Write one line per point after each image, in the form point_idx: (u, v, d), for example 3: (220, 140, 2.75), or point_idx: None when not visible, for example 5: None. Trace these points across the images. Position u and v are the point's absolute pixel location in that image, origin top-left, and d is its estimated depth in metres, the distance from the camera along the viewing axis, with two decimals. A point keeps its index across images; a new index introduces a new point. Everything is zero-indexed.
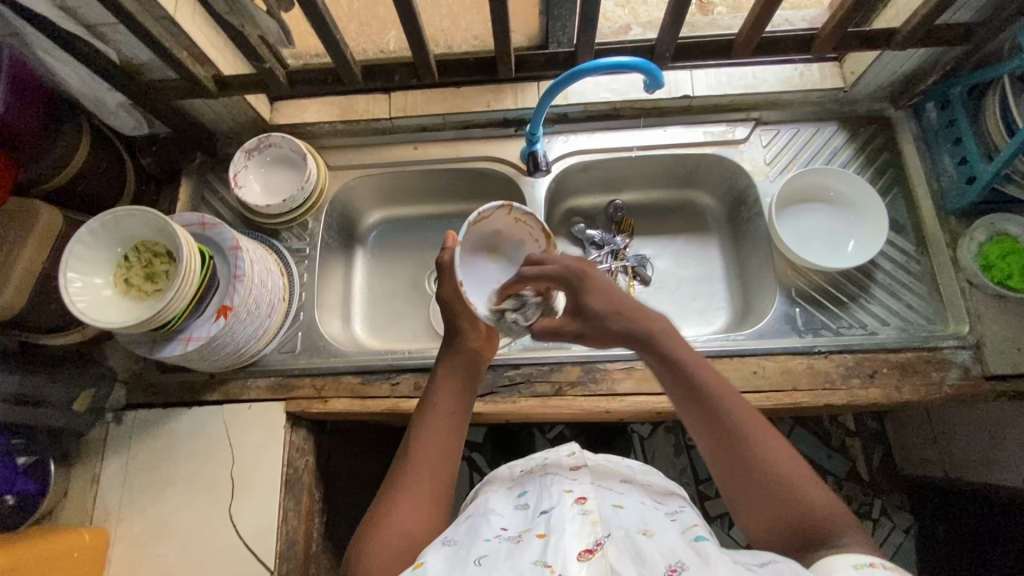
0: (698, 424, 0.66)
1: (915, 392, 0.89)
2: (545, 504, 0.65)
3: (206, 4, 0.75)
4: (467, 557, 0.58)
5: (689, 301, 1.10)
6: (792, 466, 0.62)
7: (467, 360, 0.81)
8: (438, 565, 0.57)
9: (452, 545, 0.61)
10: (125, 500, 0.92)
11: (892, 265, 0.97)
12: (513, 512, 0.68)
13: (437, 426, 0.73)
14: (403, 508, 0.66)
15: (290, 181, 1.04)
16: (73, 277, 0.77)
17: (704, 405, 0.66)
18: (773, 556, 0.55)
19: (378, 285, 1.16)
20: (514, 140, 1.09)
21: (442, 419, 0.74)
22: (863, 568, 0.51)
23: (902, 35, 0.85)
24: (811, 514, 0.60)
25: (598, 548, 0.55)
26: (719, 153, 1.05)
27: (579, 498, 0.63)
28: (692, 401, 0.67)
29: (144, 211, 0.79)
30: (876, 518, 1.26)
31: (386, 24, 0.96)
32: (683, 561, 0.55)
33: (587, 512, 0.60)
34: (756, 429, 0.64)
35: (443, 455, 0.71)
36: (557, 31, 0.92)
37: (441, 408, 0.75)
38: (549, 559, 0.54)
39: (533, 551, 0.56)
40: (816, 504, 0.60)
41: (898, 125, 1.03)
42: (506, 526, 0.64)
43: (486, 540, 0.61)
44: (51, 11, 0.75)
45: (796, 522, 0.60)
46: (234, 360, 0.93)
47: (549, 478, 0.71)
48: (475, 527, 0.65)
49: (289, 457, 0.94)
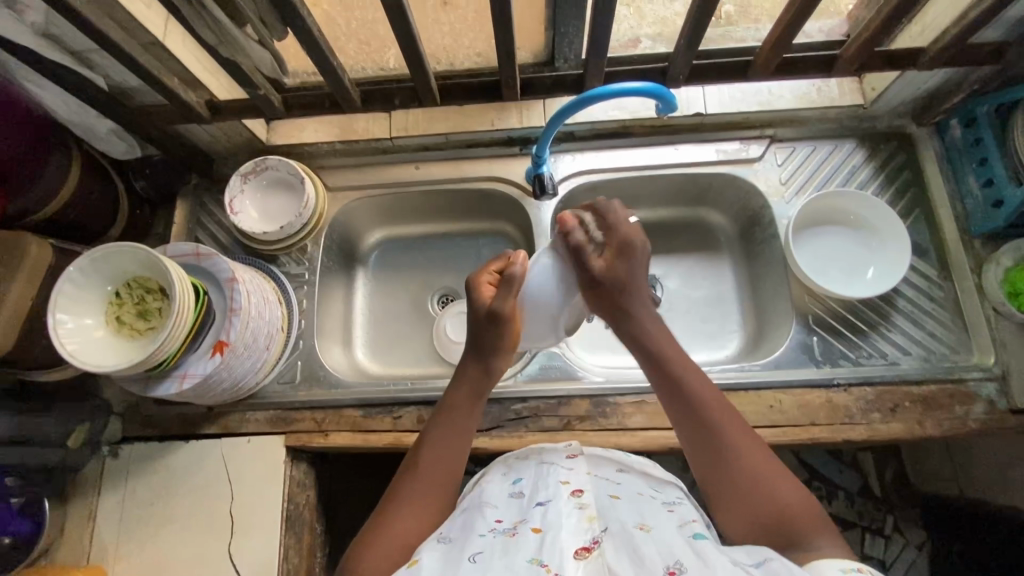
0: (685, 427, 0.69)
1: (938, 426, 0.86)
2: (541, 495, 0.64)
3: (195, 35, 0.70)
4: (461, 555, 0.56)
5: (701, 323, 1.06)
6: (768, 468, 0.65)
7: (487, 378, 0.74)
8: (434, 564, 0.56)
9: (448, 542, 0.60)
10: (122, 536, 0.90)
11: (914, 291, 0.93)
12: (508, 499, 0.67)
13: (446, 444, 0.71)
14: (406, 519, 0.66)
15: (287, 207, 1.00)
16: (64, 317, 0.73)
17: (685, 406, 0.69)
18: (767, 556, 0.55)
19: (379, 307, 1.13)
20: (519, 159, 1.05)
21: (450, 437, 0.71)
22: (850, 571, 0.54)
23: (929, 55, 0.80)
24: (778, 511, 0.63)
25: (595, 546, 0.55)
26: (732, 172, 1.01)
27: (575, 490, 0.63)
28: (675, 405, 0.70)
29: (135, 249, 0.75)
30: (888, 535, 1.22)
31: (385, 43, 0.91)
32: (682, 561, 0.53)
33: (584, 506, 0.60)
34: (730, 426, 0.67)
35: (451, 468, 0.70)
36: (566, 48, 0.87)
37: (450, 422, 0.72)
38: (546, 558, 0.53)
39: (529, 546, 0.55)
40: (792, 507, 0.63)
41: (920, 142, 0.99)
42: (501, 518, 0.63)
43: (481, 535, 0.60)
44: (33, 40, 0.71)
45: (771, 522, 0.63)
46: (231, 394, 0.90)
47: (546, 467, 0.70)
48: (470, 519, 0.64)
49: (289, 493, 0.91)
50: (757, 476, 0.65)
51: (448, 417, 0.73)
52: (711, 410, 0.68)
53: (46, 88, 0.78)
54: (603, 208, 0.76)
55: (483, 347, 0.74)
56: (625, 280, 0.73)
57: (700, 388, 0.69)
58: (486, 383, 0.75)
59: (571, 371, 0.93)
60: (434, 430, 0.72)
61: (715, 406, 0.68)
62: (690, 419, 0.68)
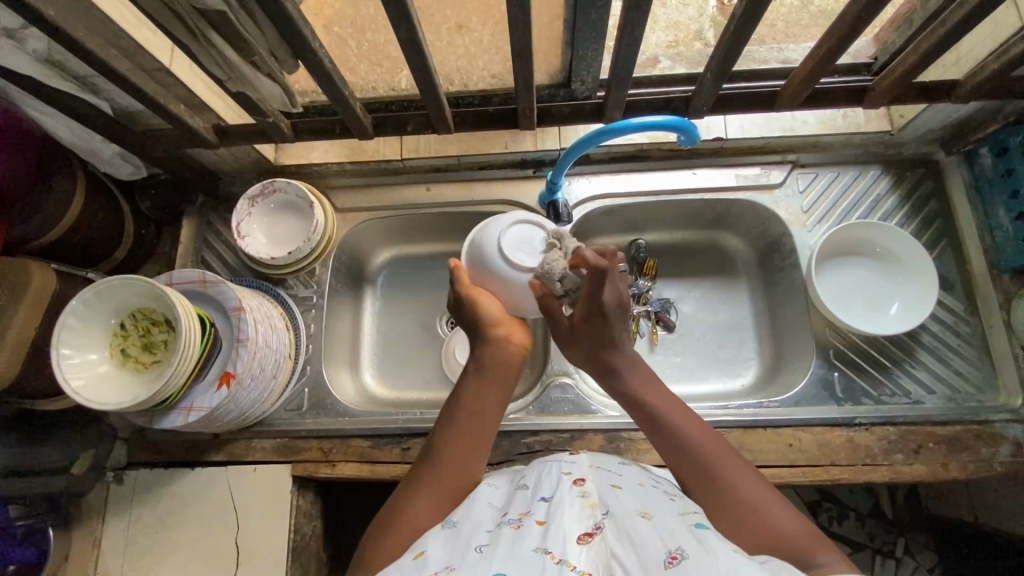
0: (661, 445, 0.66)
1: (963, 469, 0.83)
2: (544, 490, 0.60)
3: (204, 68, 0.68)
4: (466, 547, 0.54)
5: (716, 351, 1.03)
6: (753, 483, 0.61)
7: (495, 352, 0.71)
8: (438, 559, 0.53)
9: (451, 533, 0.58)
10: (125, 565, 0.89)
11: (939, 327, 0.90)
12: (511, 495, 0.64)
13: (466, 421, 0.68)
14: (421, 504, 0.63)
15: (297, 230, 0.98)
16: (68, 352, 0.72)
17: (653, 425, 0.67)
18: (769, 556, 0.52)
19: (387, 328, 1.10)
20: (533, 182, 1.02)
21: (471, 413, 0.69)
22: None
23: (966, 88, 0.77)
24: (775, 527, 0.57)
25: (597, 532, 0.53)
26: (752, 199, 0.98)
27: (578, 480, 0.61)
28: (646, 425, 0.68)
29: (140, 280, 0.73)
30: (899, 558, 1.12)
31: (397, 63, 0.85)
32: (683, 547, 0.50)
33: (586, 494, 0.58)
34: (708, 441, 0.64)
35: (471, 447, 0.67)
36: (583, 70, 0.79)
37: (471, 397, 0.70)
38: (549, 545, 0.50)
39: (531, 538, 0.52)
40: (784, 524, 0.57)
41: (947, 171, 0.96)
42: (504, 511, 0.60)
43: (486, 531, 0.57)
44: (37, 68, 0.69)
45: (763, 538, 0.56)
46: (237, 423, 0.88)
47: (550, 462, 0.67)
48: (471, 512, 0.61)
49: (296, 523, 0.90)
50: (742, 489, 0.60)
51: (470, 391, 0.70)
52: (682, 427, 0.66)
53: (47, 113, 0.77)
54: (597, 275, 0.66)
55: (479, 329, 0.72)
56: (602, 336, 0.69)
57: (670, 409, 0.67)
58: (500, 361, 0.71)
59: (584, 405, 0.91)
60: (453, 408, 0.70)
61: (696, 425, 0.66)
62: (662, 437, 0.66)
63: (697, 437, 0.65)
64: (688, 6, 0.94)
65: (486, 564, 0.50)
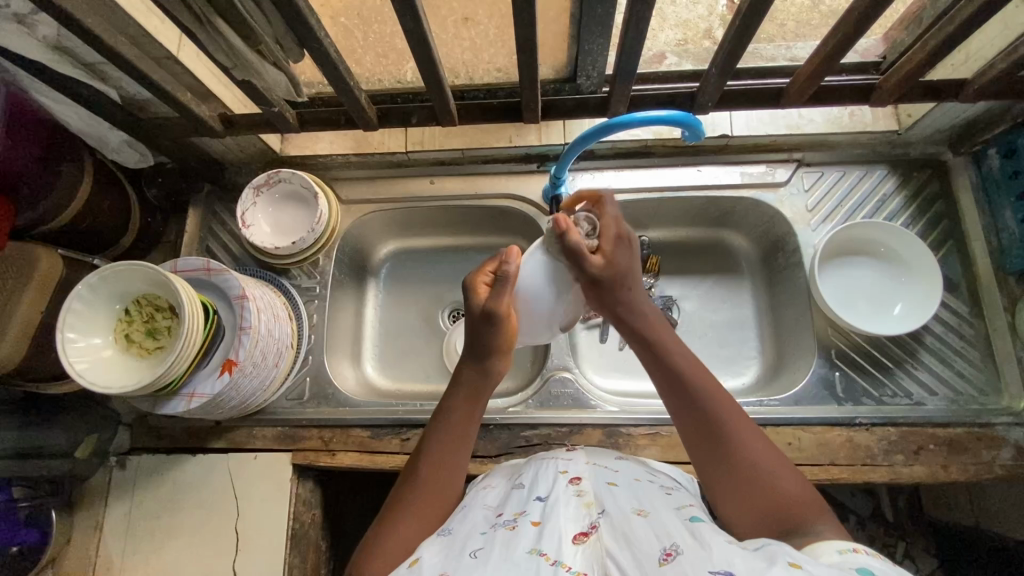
0: (673, 402, 0.65)
1: (963, 472, 0.83)
2: (540, 489, 0.61)
3: (209, 56, 0.69)
4: (463, 550, 0.54)
5: (717, 349, 1.03)
6: (761, 450, 0.61)
7: (486, 378, 0.69)
8: (434, 561, 0.54)
9: (448, 538, 0.58)
10: (127, 548, 0.90)
11: (943, 328, 0.90)
12: (508, 494, 0.64)
13: (452, 443, 0.67)
14: (409, 527, 0.62)
15: (301, 220, 0.99)
16: (73, 336, 0.72)
17: (669, 379, 0.66)
18: (768, 539, 0.51)
19: (389, 320, 1.11)
20: (537, 176, 1.03)
21: (455, 436, 0.68)
22: (846, 553, 0.49)
23: (974, 87, 0.76)
24: (779, 496, 0.57)
25: (592, 531, 0.53)
26: (756, 197, 0.98)
27: (573, 479, 0.62)
28: (660, 379, 0.67)
29: (144, 267, 0.74)
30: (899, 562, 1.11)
31: (403, 56, 0.85)
32: (679, 543, 0.50)
33: (582, 493, 0.59)
34: (720, 403, 0.63)
35: (454, 469, 0.67)
36: (588, 65, 0.79)
37: (458, 419, 0.68)
38: (544, 547, 0.51)
39: (527, 539, 0.53)
40: (788, 492, 0.58)
41: (954, 172, 0.95)
42: (501, 511, 0.60)
43: (483, 531, 0.57)
44: (45, 53, 0.70)
45: (764, 506, 0.57)
46: (238, 411, 0.89)
47: (546, 460, 0.67)
48: (467, 515, 0.62)
49: (295, 511, 0.90)
50: (750, 456, 0.60)
51: (456, 415, 0.68)
52: (697, 386, 0.64)
53: (58, 101, 0.78)
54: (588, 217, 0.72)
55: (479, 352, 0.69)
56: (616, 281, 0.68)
57: (685, 365, 0.66)
58: (485, 389, 0.70)
59: (583, 400, 0.92)
60: (437, 430, 0.68)
61: (711, 390, 0.64)
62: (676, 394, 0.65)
63: (710, 398, 0.63)
64: (697, 4, 0.94)
65: (482, 567, 0.50)
